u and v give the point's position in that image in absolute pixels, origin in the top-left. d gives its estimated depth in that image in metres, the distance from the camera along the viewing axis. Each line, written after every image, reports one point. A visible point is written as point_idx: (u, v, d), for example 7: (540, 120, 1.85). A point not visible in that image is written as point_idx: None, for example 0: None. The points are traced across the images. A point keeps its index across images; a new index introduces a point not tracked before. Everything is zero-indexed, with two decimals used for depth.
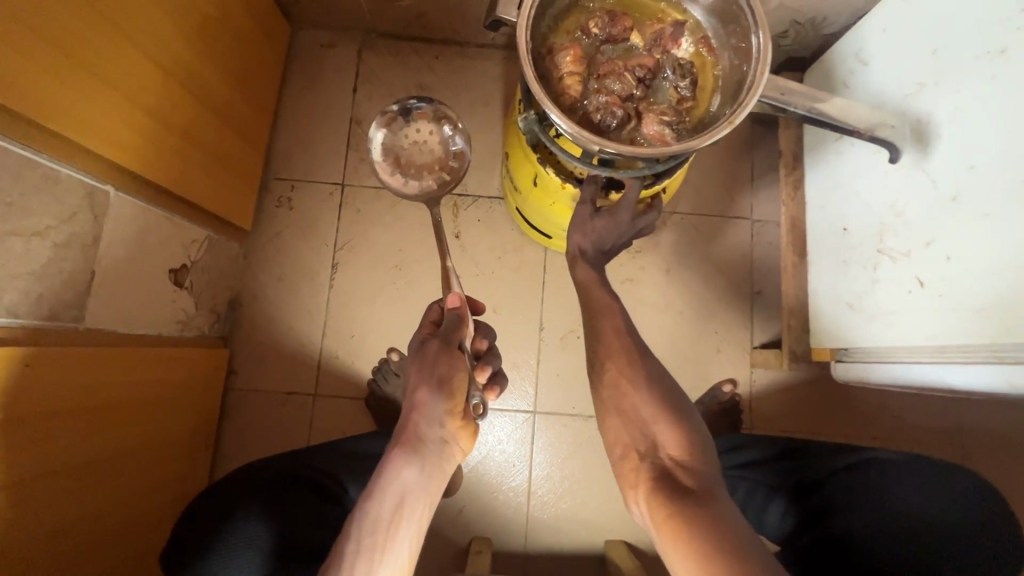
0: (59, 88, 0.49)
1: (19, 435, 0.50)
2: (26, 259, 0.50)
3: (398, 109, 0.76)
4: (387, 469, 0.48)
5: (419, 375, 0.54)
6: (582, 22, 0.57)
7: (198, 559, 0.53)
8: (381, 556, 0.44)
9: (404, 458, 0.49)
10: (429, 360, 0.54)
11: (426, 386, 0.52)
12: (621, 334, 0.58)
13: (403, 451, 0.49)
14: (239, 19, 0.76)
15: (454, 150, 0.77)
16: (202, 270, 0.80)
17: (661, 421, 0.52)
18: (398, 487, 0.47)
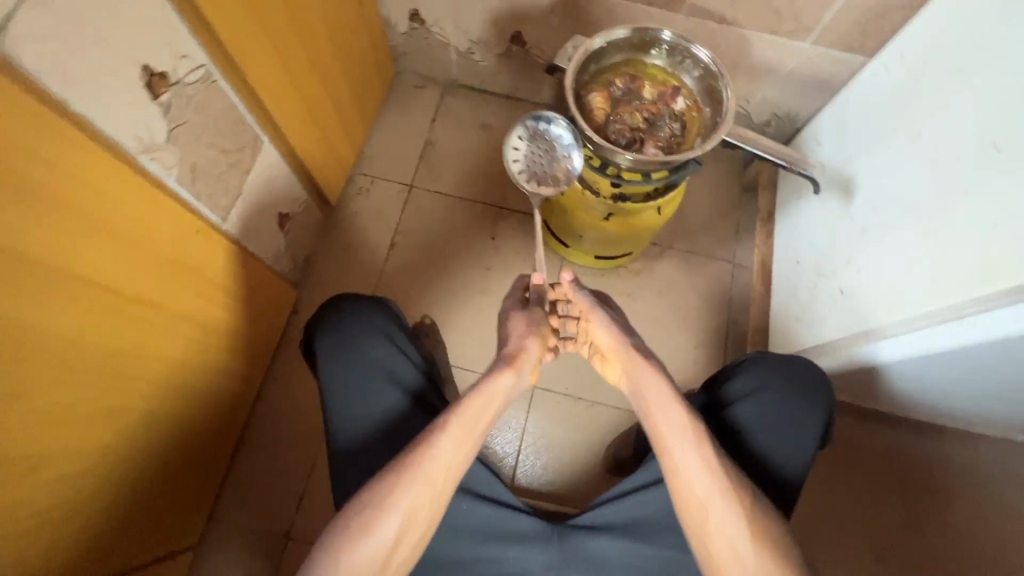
0: (257, 60, 0.75)
1: (176, 276, 0.70)
2: (215, 166, 0.74)
3: (540, 122, 0.85)
4: (489, 374, 0.68)
5: (520, 327, 0.74)
6: (611, 78, 0.83)
7: (334, 333, 0.76)
8: (469, 428, 0.64)
9: (504, 371, 0.68)
10: (535, 318, 0.75)
11: (529, 333, 0.73)
12: (718, 485, 0.61)
13: (505, 365, 0.69)
14: (362, 51, 1.06)
15: (566, 165, 0.86)
16: (298, 223, 1.03)
17: (746, 555, 0.59)
18: (495, 388, 0.67)
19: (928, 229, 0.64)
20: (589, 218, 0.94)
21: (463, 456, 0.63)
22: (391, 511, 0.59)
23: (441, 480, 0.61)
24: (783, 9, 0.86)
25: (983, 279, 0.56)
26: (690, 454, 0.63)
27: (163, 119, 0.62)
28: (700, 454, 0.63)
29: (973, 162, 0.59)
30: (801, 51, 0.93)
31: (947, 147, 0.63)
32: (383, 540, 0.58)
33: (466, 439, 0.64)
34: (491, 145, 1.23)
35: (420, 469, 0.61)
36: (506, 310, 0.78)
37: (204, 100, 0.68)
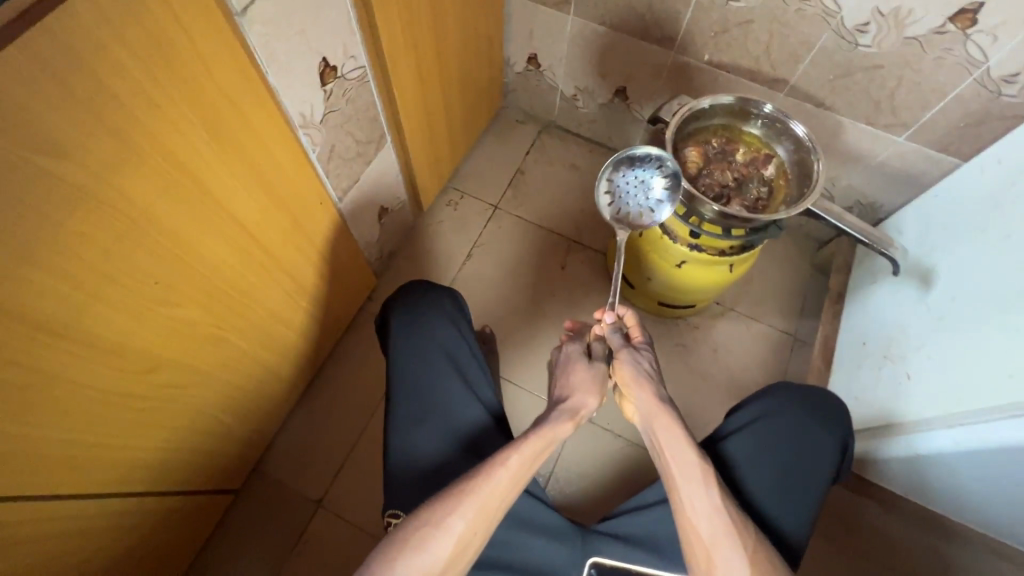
0: (402, 71, 0.88)
1: (295, 238, 0.79)
2: (347, 151, 0.85)
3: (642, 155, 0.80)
4: (550, 420, 0.68)
5: (582, 378, 0.73)
6: (708, 137, 0.89)
7: (405, 306, 0.87)
8: (527, 467, 0.63)
9: (566, 421, 0.68)
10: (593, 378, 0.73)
11: (590, 394, 0.72)
12: (729, 535, 0.59)
13: (568, 415, 0.69)
14: (480, 82, 1.18)
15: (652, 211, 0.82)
16: (393, 220, 1.13)
17: None
18: (556, 433, 0.67)
19: (1005, 324, 0.65)
20: (661, 262, 0.98)
21: (514, 490, 0.62)
22: (447, 531, 0.57)
23: (492, 510, 0.60)
24: (881, 104, 0.92)
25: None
26: (698, 494, 0.62)
27: (323, 105, 0.74)
28: (707, 496, 0.62)
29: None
30: (894, 146, 0.97)
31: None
32: (434, 562, 0.56)
33: (521, 476, 0.63)
34: (576, 184, 1.32)
35: (474, 496, 0.60)
36: (568, 354, 0.76)
37: (355, 95, 0.80)
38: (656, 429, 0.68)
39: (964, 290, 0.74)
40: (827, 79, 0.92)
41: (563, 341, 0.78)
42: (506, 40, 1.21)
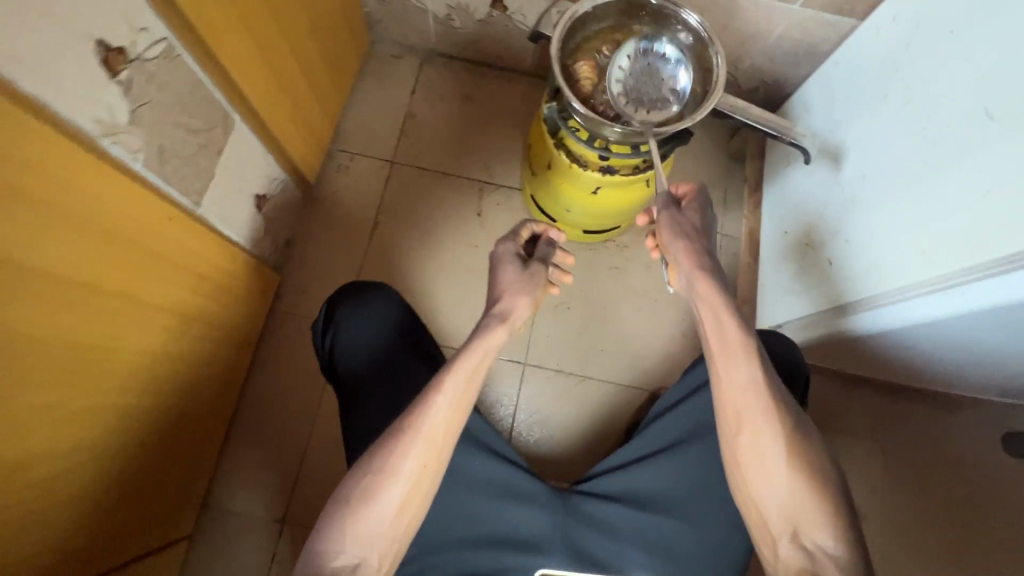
0: (223, 29, 0.70)
1: (150, 267, 0.66)
2: (181, 146, 0.69)
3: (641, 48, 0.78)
4: (478, 332, 0.66)
5: (509, 279, 0.71)
6: (597, 46, 0.80)
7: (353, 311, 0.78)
8: (463, 392, 0.63)
9: (495, 328, 0.66)
10: (528, 274, 0.71)
11: (521, 293, 0.70)
12: (767, 403, 0.63)
13: (495, 320, 0.67)
14: (335, 19, 1.00)
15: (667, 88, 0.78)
16: (276, 204, 0.99)
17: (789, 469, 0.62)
18: (489, 343, 0.66)
19: (916, 189, 0.64)
20: (577, 192, 0.92)
21: (459, 415, 0.63)
22: (396, 475, 0.59)
23: (440, 442, 0.61)
24: None
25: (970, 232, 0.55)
26: (739, 367, 0.64)
27: (123, 99, 0.58)
28: (750, 369, 0.63)
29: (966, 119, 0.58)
30: (790, 14, 0.90)
31: (939, 105, 0.63)
32: (388, 508, 0.59)
33: (463, 399, 0.63)
34: (474, 116, 1.20)
35: (420, 432, 0.61)
36: (499, 255, 0.74)
37: (168, 78, 0.64)
38: (699, 296, 0.66)
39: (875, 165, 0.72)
40: None
41: (503, 240, 0.76)
42: None
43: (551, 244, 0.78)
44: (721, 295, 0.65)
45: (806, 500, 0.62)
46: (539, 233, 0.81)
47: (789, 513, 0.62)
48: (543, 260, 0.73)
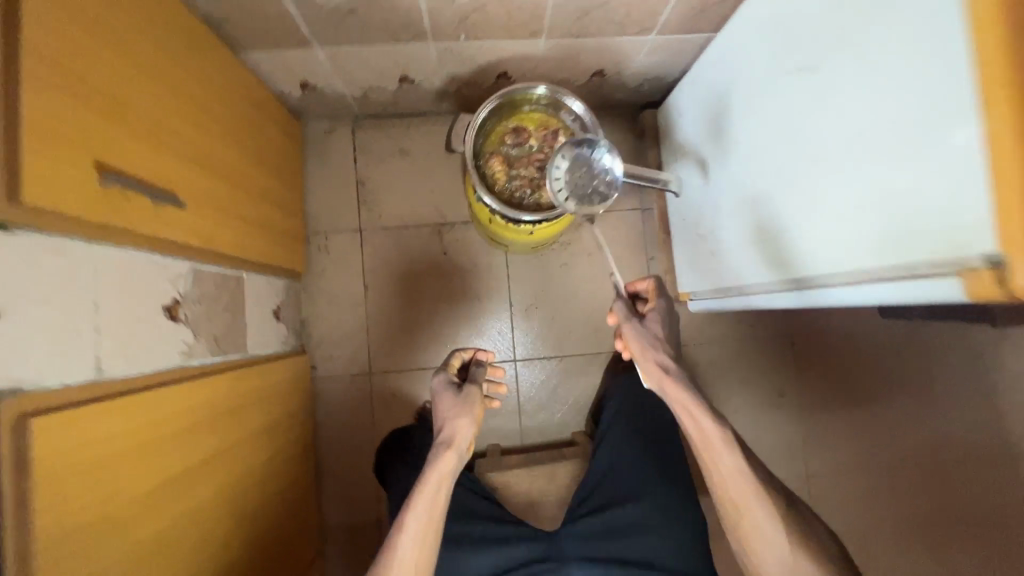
0: (214, 227, 0.90)
1: (242, 417, 0.94)
2: (223, 324, 0.93)
3: (581, 144, 0.90)
4: (432, 460, 0.85)
5: (450, 406, 0.90)
6: (501, 137, 1.00)
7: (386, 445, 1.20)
8: (428, 520, 0.82)
9: (445, 452, 0.85)
10: (463, 400, 0.90)
11: (465, 418, 0.88)
12: (747, 478, 0.84)
13: (443, 448, 0.86)
14: (270, 139, 1.16)
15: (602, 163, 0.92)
16: (286, 305, 1.23)
17: (772, 526, 0.83)
18: (441, 472, 0.84)
19: (797, 220, 0.77)
20: (518, 234, 1.16)
21: (426, 530, 0.82)
22: None
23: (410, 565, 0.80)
24: (622, 21, 0.99)
25: (850, 257, 0.68)
26: (723, 456, 0.85)
27: (187, 328, 0.82)
28: (733, 457, 0.85)
29: (813, 158, 0.71)
30: (649, 40, 1.07)
31: (796, 143, 0.75)
32: None
33: (427, 511, 0.82)
34: (414, 166, 1.37)
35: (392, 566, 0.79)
36: (439, 386, 0.94)
37: (198, 291, 0.86)
38: (675, 400, 0.88)
39: (771, 193, 0.83)
40: (571, 22, 0.98)
41: (440, 371, 0.98)
42: (267, 80, 1.14)
43: (479, 364, 1.00)
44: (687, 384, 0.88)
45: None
46: (467, 359, 1.03)
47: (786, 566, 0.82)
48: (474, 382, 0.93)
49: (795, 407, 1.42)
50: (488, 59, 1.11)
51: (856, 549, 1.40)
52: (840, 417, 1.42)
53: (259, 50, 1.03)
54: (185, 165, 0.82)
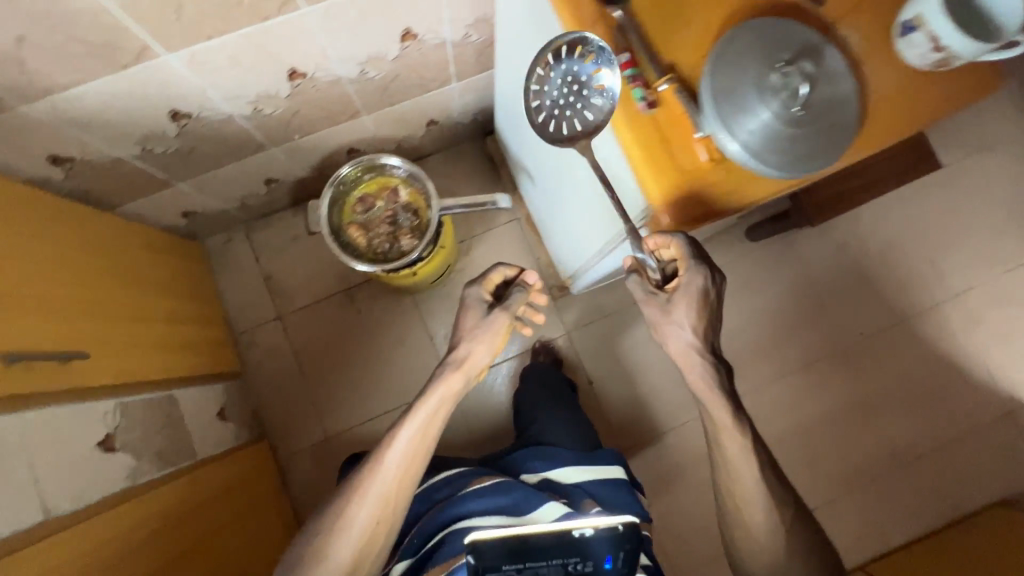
0: (134, 363, 1.05)
1: (209, 510, 1.08)
2: (164, 441, 1.07)
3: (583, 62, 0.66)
4: (438, 377, 0.91)
5: (470, 325, 0.95)
6: (352, 207, 1.17)
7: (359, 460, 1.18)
8: (414, 448, 0.87)
9: (451, 371, 0.91)
10: (482, 320, 0.95)
11: (478, 339, 0.94)
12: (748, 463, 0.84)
13: (450, 368, 0.91)
14: (170, 268, 1.31)
15: (595, 102, 0.66)
16: (231, 404, 1.38)
17: (765, 509, 0.85)
18: (441, 393, 0.90)
19: (578, 199, 0.97)
20: (406, 276, 1.32)
21: (410, 457, 0.86)
22: (354, 522, 0.82)
23: (391, 493, 0.85)
24: (421, 82, 1.17)
25: (604, 221, 0.88)
26: (741, 460, 0.85)
27: (126, 454, 0.96)
28: (749, 463, 0.85)
29: (565, 152, 0.91)
30: (455, 88, 1.25)
31: (555, 141, 0.94)
32: (339, 553, 0.82)
33: (416, 437, 0.87)
34: (311, 247, 1.53)
35: (372, 493, 0.84)
36: (469, 299, 0.98)
37: (131, 421, 1.00)
38: (703, 393, 0.84)
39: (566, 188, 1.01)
40: (378, 97, 1.16)
41: (472, 284, 0.99)
42: (152, 222, 1.30)
43: (519, 285, 0.98)
44: (706, 366, 0.82)
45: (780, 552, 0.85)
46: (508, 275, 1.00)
47: (768, 541, 0.85)
48: (501, 308, 0.95)
49: None
50: (330, 144, 1.29)
51: (800, 441, 1.56)
52: (746, 338, 1.59)
53: (132, 201, 1.19)
54: (91, 323, 0.97)
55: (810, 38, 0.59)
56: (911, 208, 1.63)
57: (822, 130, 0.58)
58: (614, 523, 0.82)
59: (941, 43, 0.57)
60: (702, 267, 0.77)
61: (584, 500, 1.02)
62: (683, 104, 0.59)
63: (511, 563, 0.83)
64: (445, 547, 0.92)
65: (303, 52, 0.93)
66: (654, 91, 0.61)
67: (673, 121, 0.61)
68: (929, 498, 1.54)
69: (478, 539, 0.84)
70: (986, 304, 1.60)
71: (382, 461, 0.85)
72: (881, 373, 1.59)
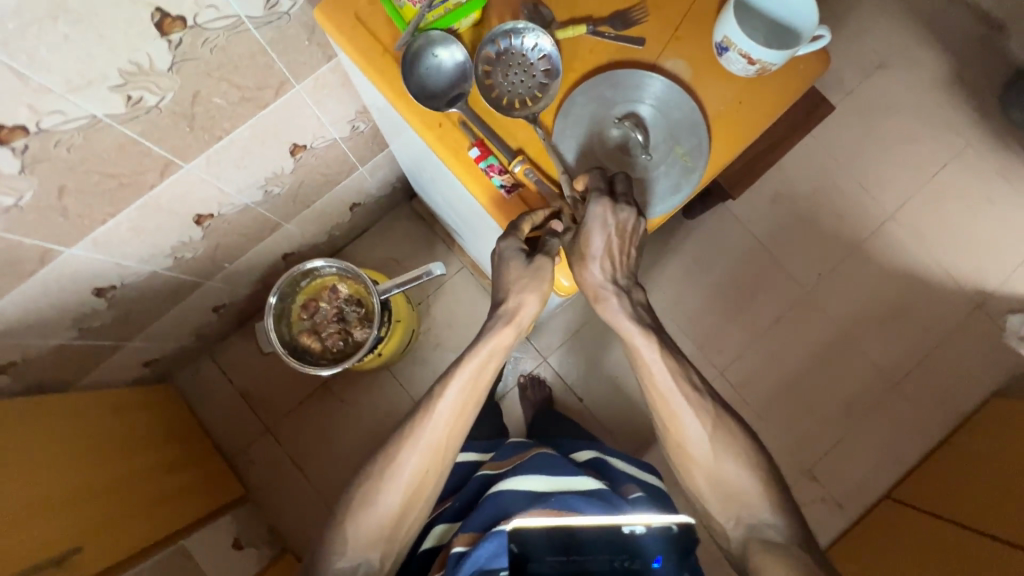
0: (139, 527, 1.08)
1: None
2: None
3: (511, 44, 0.66)
4: (490, 334, 0.76)
5: (514, 277, 0.66)
6: (298, 315, 1.20)
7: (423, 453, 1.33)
8: (464, 401, 0.77)
9: (503, 327, 0.74)
10: (528, 271, 0.66)
11: (528, 290, 0.67)
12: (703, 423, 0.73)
13: (500, 322, 0.73)
14: (151, 418, 1.33)
15: (541, 77, 0.66)
16: (245, 529, 1.39)
17: (731, 467, 0.73)
18: (495, 343, 0.77)
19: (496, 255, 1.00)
20: (377, 356, 1.36)
21: (457, 411, 0.77)
22: (400, 472, 0.76)
23: (442, 442, 0.77)
24: (327, 179, 1.20)
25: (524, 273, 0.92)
26: (688, 423, 0.73)
27: None
28: (695, 424, 0.73)
29: (469, 220, 0.95)
30: (365, 172, 1.29)
31: (457, 210, 0.98)
32: (386, 503, 0.75)
33: (462, 386, 0.77)
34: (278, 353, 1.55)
35: (422, 441, 0.76)
36: (502, 252, 0.65)
37: None
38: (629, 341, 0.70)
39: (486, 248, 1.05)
40: (291, 206, 1.19)
41: (505, 232, 0.66)
42: (116, 383, 1.32)
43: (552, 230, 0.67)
44: (615, 303, 0.68)
45: (756, 511, 0.71)
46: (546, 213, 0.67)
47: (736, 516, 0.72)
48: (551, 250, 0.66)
49: (674, 327, 1.62)
50: (264, 259, 1.32)
51: (794, 391, 1.60)
52: (714, 309, 1.63)
53: (90, 373, 1.21)
54: (90, 504, 1.00)
55: (647, 92, 0.66)
56: (828, 141, 1.68)
57: (665, 160, 0.66)
58: (668, 523, 0.83)
59: (753, 57, 0.62)
60: (603, 196, 0.63)
61: (625, 485, 1.00)
62: (538, 185, 0.66)
63: (556, 554, 0.78)
64: (477, 513, 0.83)
65: (201, 198, 0.96)
66: (511, 175, 0.66)
67: (533, 195, 0.68)
68: (928, 408, 1.58)
69: (524, 527, 0.77)
70: (924, 208, 1.65)
71: (431, 414, 0.77)
72: (848, 304, 1.63)
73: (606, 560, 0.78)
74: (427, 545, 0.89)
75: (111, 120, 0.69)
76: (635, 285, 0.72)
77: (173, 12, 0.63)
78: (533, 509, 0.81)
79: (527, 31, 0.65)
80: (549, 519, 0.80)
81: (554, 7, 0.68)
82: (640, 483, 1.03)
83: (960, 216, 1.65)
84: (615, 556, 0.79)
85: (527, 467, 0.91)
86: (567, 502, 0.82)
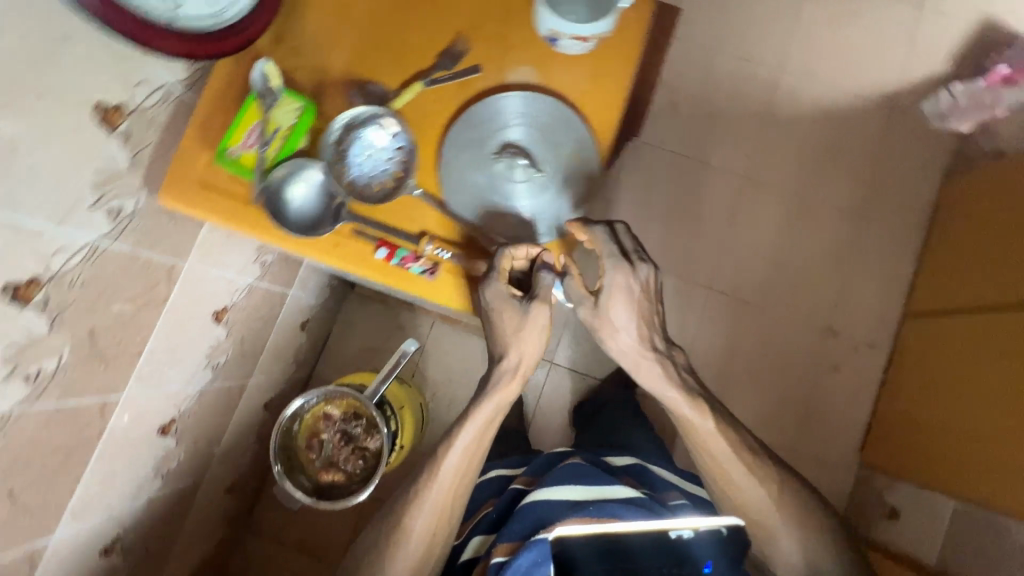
0: None
1: None
2: None
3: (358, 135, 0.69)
4: (500, 385, 0.78)
5: (511, 330, 0.73)
6: (307, 454, 1.16)
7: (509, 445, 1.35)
8: (463, 457, 0.80)
9: (509, 381, 0.78)
10: (512, 322, 0.72)
11: (520, 337, 0.74)
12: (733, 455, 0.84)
13: (510, 376, 0.77)
14: None
15: (395, 153, 0.70)
16: None
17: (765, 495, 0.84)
18: (499, 397, 0.79)
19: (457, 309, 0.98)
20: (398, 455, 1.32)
21: (458, 470, 0.80)
22: (411, 536, 0.78)
23: (446, 499, 0.79)
24: (265, 319, 1.16)
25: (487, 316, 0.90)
26: (728, 454, 0.83)
27: None
28: (737, 463, 0.84)
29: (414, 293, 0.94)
30: (298, 289, 1.26)
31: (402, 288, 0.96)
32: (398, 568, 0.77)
33: (462, 444, 0.79)
34: None
35: (428, 501, 0.79)
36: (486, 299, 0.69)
37: None
38: (662, 390, 0.81)
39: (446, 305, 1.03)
40: (245, 361, 1.15)
41: (483, 279, 0.69)
42: None
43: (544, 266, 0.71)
44: (657, 367, 0.80)
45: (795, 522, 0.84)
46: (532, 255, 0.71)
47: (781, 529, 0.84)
48: (538, 294, 0.71)
49: None
50: (247, 419, 1.27)
51: (780, 268, 1.63)
52: (674, 235, 1.64)
53: None
54: None
55: (512, 117, 0.72)
56: (693, 35, 1.70)
57: (553, 166, 0.72)
58: (717, 527, 0.84)
59: (583, 36, 0.67)
60: (623, 263, 0.74)
61: (668, 492, 1.00)
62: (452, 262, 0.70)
63: (602, 563, 0.79)
64: (512, 525, 0.82)
65: (155, 411, 0.91)
66: (427, 258, 0.69)
67: (451, 265, 0.70)
68: (900, 221, 1.63)
69: (566, 537, 0.78)
70: (805, 50, 1.69)
71: (433, 478, 0.79)
72: (785, 168, 1.66)
73: (652, 564, 0.80)
74: (467, 556, 0.89)
75: (23, 406, 0.65)
76: (673, 350, 0.84)
77: (26, 277, 0.59)
78: (573, 517, 0.80)
79: (366, 117, 0.69)
80: (587, 527, 0.79)
81: (385, 78, 0.72)
82: (683, 490, 1.02)
83: (839, 42, 1.69)
84: (664, 560, 0.80)
85: (564, 476, 0.89)
86: (608, 510, 0.81)
